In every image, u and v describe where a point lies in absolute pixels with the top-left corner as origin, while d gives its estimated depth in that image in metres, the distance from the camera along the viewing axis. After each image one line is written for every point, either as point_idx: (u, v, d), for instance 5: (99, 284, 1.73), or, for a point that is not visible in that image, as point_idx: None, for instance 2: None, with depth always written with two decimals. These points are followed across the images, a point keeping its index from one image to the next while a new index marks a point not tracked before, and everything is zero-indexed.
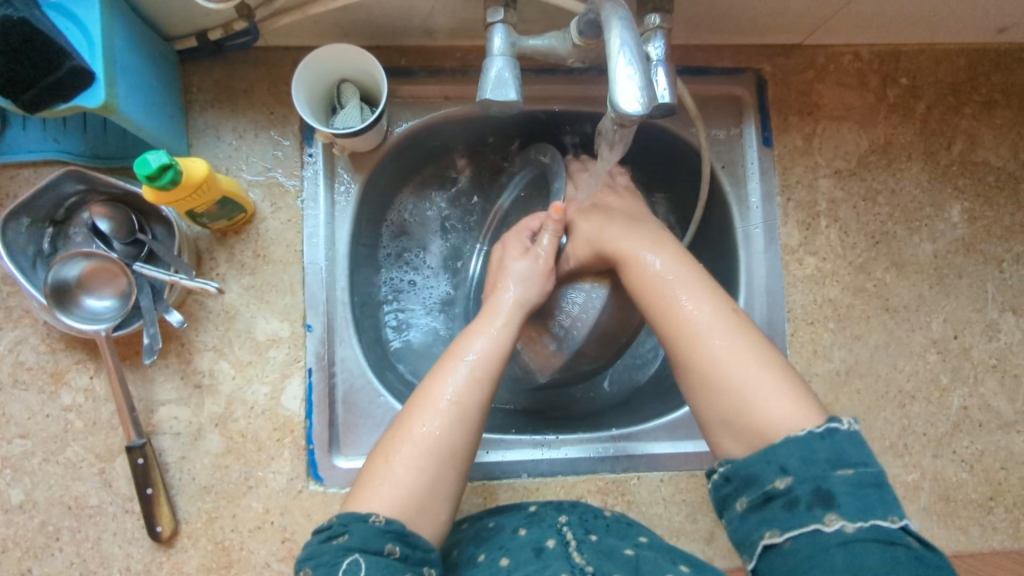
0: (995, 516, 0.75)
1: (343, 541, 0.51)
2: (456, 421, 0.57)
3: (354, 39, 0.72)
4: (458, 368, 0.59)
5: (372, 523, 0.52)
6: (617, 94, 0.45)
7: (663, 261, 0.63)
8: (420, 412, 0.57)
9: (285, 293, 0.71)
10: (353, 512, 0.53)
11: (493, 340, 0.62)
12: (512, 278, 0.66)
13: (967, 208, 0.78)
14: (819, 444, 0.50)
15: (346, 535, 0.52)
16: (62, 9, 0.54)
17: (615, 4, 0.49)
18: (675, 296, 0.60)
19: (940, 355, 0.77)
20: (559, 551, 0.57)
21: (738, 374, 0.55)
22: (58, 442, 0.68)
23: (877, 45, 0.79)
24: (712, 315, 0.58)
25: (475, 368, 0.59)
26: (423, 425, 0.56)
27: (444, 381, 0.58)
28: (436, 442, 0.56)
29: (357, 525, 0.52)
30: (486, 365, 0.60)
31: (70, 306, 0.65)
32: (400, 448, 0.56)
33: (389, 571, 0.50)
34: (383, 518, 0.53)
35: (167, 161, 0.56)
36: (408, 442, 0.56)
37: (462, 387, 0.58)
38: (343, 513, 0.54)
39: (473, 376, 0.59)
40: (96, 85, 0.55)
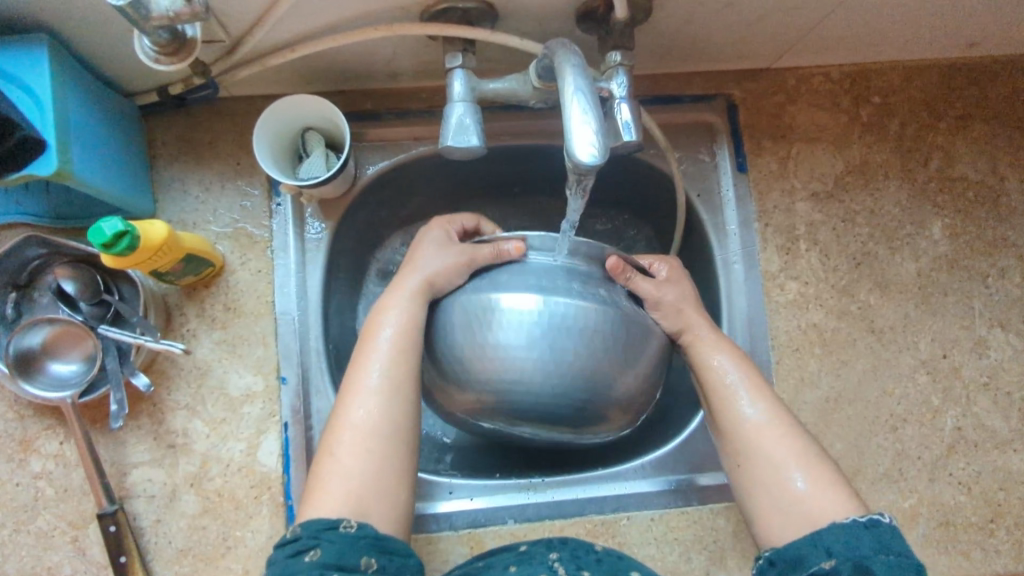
0: (997, 538, 0.73)
1: (315, 556, 0.49)
2: (388, 401, 0.56)
3: (319, 85, 0.72)
4: (379, 345, 0.58)
5: (344, 531, 0.51)
6: (573, 144, 0.44)
7: (729, 359, 0.63)
8: (352, 397, 0.56)
9: (257, 345, 0.70)
10: (322, 520, 0.51)
11: (408, 319, 0.59)
12: (427, 255, 0.62)
13: (949, 224, 0.77)
14: (863, 532, 0.53)
15: (319, 549, 0.49)
16: (13, 78, 0.54)
17: (568, 52, 0.48)
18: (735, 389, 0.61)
19: (929, 376, 0.75)
20: None
21: (794, 484, 0.57)
22: (28, 512, 0.66)
23: (846, 66, 0.79)
24: (766, 408, 0.60)
25: (397, 343, 0.58)
26: (360, 409, 0.56)
27: (367, 362, 0.58)
28: (375, 422, 0.55)
29: (329, 539, 0.50)
30: (403, 340, 0.58)
31: (34, 373, 0.64)
32: (339, 438, 0.55)
33: None
34: (355, 524, 0.51)
35: (122, 228, 0.55)
36: (346, 429, 0.55)
37: (386, 363, 0.57)
38: (310, 523, 0.51)
39: (395, 348, 0.58)
40: (49, 152, 0.54)
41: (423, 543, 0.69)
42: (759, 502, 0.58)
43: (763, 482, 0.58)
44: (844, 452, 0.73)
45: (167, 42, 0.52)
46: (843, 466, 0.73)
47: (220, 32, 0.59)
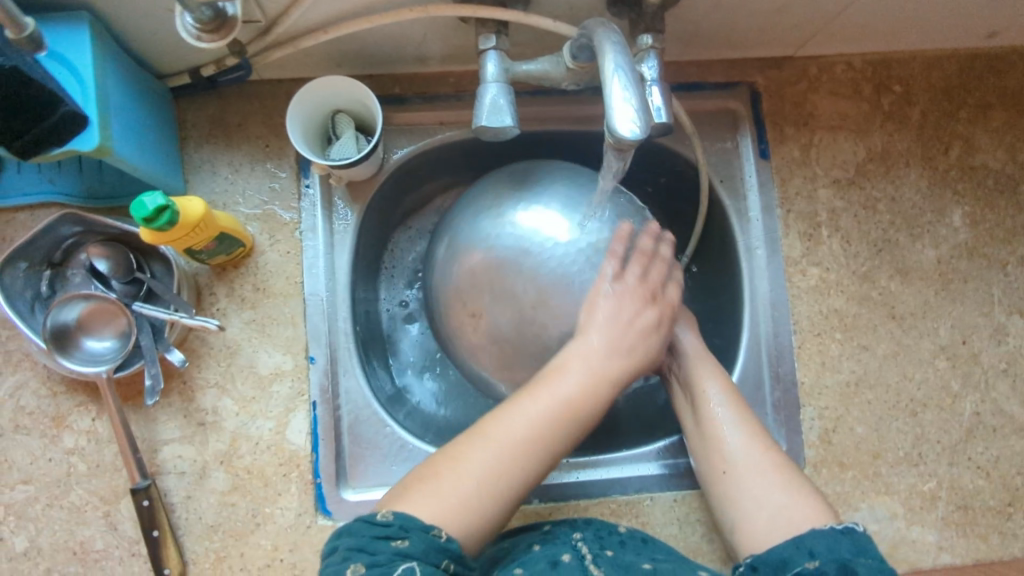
0: (1015, 522, 0.74)
1: (401, 545, 0.50)
2: (536, 452, 0.57)
3: (348, 68, 0.72)
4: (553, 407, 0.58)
5: (434, 537, 0.51)
6: (613, 119, 0.45)
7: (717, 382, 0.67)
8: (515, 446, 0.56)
9: (287, 325, 0.70)
10: (419, 519, 0.52)
11: (587, 388, 0.60)
12: (619, 321, 0.62)
13: (969, 212, 0.78)
14: (841, 537, 0.55)
15: (406, 540, 0.50)
16: (55, 54, 0.55)
17: (608, 30, 0.49)
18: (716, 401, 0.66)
19: (949, 361, 0.76)
20: (576, 566, 0.57)
21: (773, 496, 0.61)
22: (61, 486, 0.67)
23: (868, 54, 0.79)
24: (745, 423, 0.65)
25: (574, 412, 0.59)
26: (511, 447, 0.56)
27: (532, 406, 0.58)
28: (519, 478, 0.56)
29: (419, 533, 0.51)
30: (576, 405, 0.59)
31: (70, 349, 0.65)
32: (479, 460, 0.56)
33: None
34: (444, 535, 0.52)
35: (163, 203, 0.56)
36: (494, 470, 0.55)
37: (550, 420, 0.58)
38: (406, 514, 0.52)
39: (565, 412, 0.59)
40: (90, 128, 0.55)
41: None
42: (743, 510, 0.62)
43: (748, 490, 0.62)
44: (864, 436, 0.74)
45: (208, 20, 0.53)
46: (863, 450, 0.74)
47: (257, 12, 0.60)
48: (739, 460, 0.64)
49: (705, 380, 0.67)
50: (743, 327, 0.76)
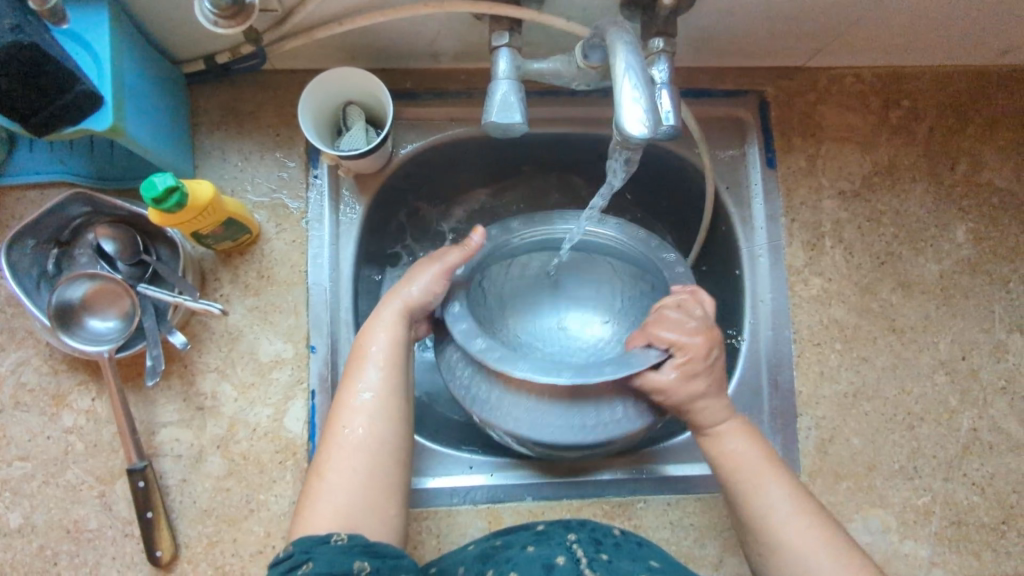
0: (1008, 540, 0.74)
1: (308, 568, 0.50)
2: (375, 419, 0.59)
3: (361, 62, 0.73)
4: (366, 368, 0.61)
5: (335, 543, 0.52)
6: (623, 119, 0.46)
7: (738, 438, 0.61)
8: (341, 414, 0.59)
9: (289, 314, 0.71)
10: (313, 537, 0.53)
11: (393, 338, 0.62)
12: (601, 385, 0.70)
13: (973, 229, 0.78)
14: None
15: (312, 562, 0.50)
16: (74, 35, 0.55)
17: (620, 30, 0.50)
18: (757, 476, 0.60)
19: (948, 376, 0.76)
20: (570, 569, 0.58)
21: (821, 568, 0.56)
22: (58, 464, 0.67)
23: (878, 68, 0.80)
24: (788, 494, 0.59)
25: (382, 364, 0.61)
26: (350, 425, 0.58)
27: (356, 381, 0.60)
28: (361, 441, 0.58)
29: (321, 550, 0.51)
30: (393, 360, 0.61)
31: (73, 327, 0.65)
32: (327, 453, 0.58)
33: None
34: (345, 537, 0.53)
35: (173, 184, 0.56)
36: (334, 446, 0.58)
37: (375, 384, 0.60)
38: (301, 540, 0.53)
39: (382, 369, 0.61)
40: (106, 107, 0.55)
41: (441, 516, 0.70)
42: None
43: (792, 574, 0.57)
44: (861, 448, 0.74)
45: (227, 6, 0.54)
46: (858, 462, 0.74)
47: (274, 1, 0.61)
48: (785, 542, 0.57)
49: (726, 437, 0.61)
50: (744, 335, 0.76)
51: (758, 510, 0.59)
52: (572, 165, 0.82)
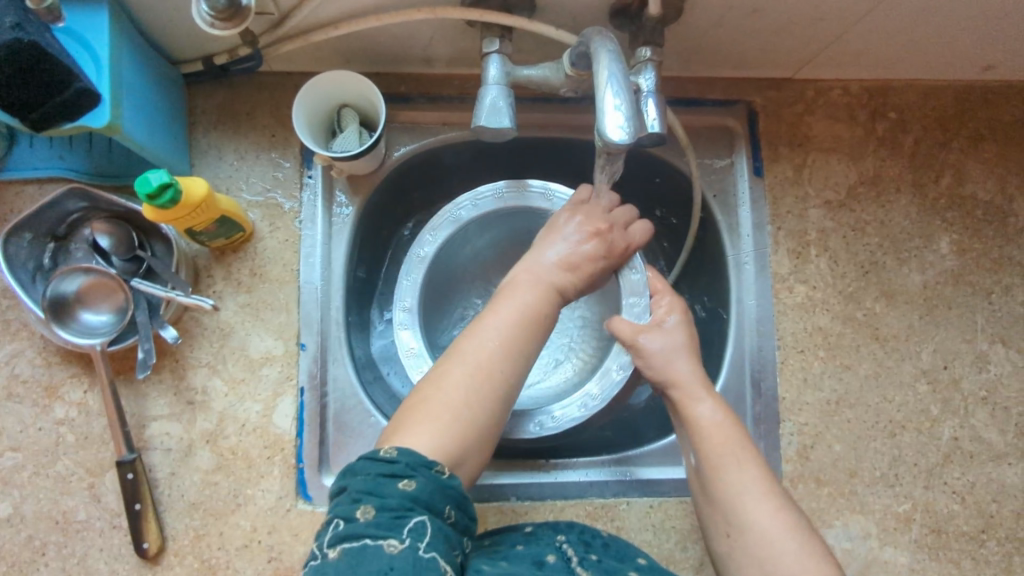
0: (988, 549, 0.74)
1: (408, 486, 0.50)
2: (513, 356, 0.59)
3: (356, 65, 0.74)
4: (512, 314, 0.61)
5: (437, 474, 0.51)
6: (604, 125, 0.47)
7: (713, 407, 0.63)
8: (479, 346, 0.59)
9: (280, 311, 0.72)
10: (419, 454, 0.52)
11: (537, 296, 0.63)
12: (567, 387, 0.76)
13: (956, 240, 0.79)
14: None
15: (412, 481, 0.50)
16: (74, 34, 0.57)
17: (604, 38, 0.51)
18: (732, 456, 0.60)
19: (930, 385, 0.77)
20: (562, 567, 0.59)
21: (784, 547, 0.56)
22: (49, 456, 0.68)
23: (865, 80, 0.81)
24: (759, 475, 0.60)
25: (531, 312, 0.62)
26: (490, 359, 0.58)
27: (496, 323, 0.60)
28: (496, 377, 0.58)
29: (425, 473, 0.51)
30: (536, 312, 0.62)
31: (67, 320, 0.66)
32: (456, 377, 0.57)
33: (445, 541, 0.50)
34: (447, 472, 0.52)
35: (167, 180, 0.58)
36: (466, 374, 0.57)
37: (514, 331, 0.60)
38: (408, 451, 0.52)
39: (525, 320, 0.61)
40: (102, 105, 0.56)
41: None
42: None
43: (754, 556, 0.57)
44: (842, 454, 0.75)
45: (223, 8, 0.55)
46: (840, 468, 0.75)
47: (271, 5, 0.62)
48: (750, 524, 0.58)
49: (695, 403, 0.63)
50: (729, 340, 0.77)
51: (732, 486, 0.59)
52: (563, 170, 0.83)
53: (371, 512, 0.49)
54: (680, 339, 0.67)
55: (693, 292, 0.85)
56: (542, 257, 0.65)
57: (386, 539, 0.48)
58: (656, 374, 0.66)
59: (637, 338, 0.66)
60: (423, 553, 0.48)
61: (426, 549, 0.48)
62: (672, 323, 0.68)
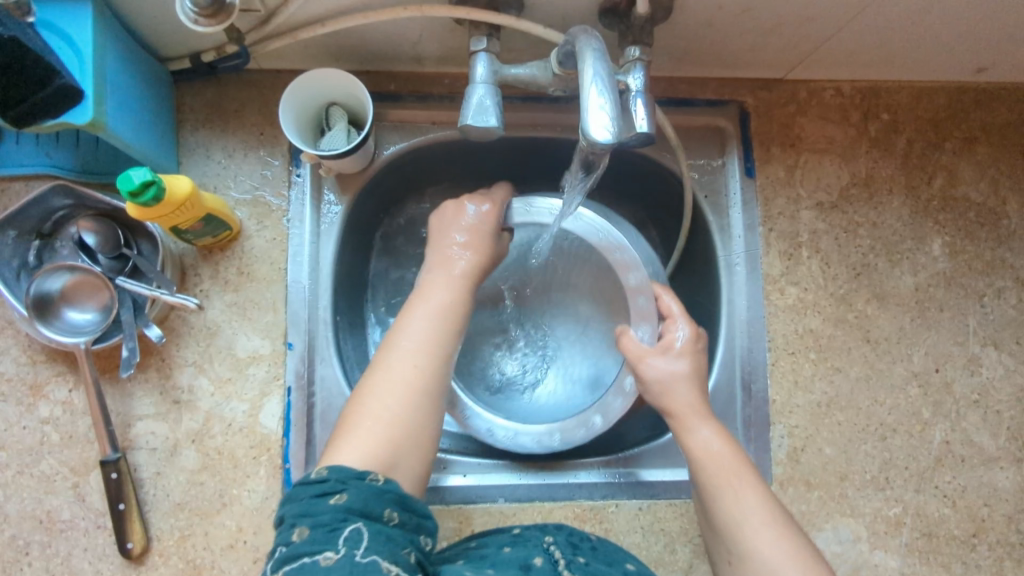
0: (979, 553, 0.74)
1: (340, 499, 0.50)
2: (425, 355, 0.61)
3: (345, 63, 0.74)
4: (419, 313, 0.63)
5: (371, 482, 0.52)
6: (588, 124, 0.46)
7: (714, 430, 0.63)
8: (388, 347, 0.61)
9: (267, 311, 0.71)
10: (348, 468, 0.53)
11: (450, 292, 0.65)
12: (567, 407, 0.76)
13: (949, 242, 0.79)
14: None
15: (344, 493, 0.51)
16: (56, 28, 0.56)
17: (590, 37, 0.51)
18: (732, 477, 0.60)
19: (921, 388, 0.77)
20: (548, 569, 0.58)
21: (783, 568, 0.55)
22: (33, 455, 0.68)
23: (858, 81, 0.80)
24: (759, 500, 0.59)
25: (443, 305, 0.64)
26: (404, 357, 0.60)
27: (406, 324, 0.62)
28: (408, 373, 0.59)
29: (355, 483, 0.51)
30: (449, 308, 0.64)
31: (51, 318, 0.66)
32: (378, 385, 0.58)
33: (389, 542, 0.49)
34: (382, 479, 0.53)
35: (150, 177, 0.57)
36: (381, 378, 0.59)
37: (425, 330, 0.62)
38: (338, 468, 0.52)
39: (434, 316, 0.63)
40: (84, 101, 0.56)
41: None
42: None
43: None
44: (832, 457, 0.75)
45: (207, 4, 0.55)
46: (830, 471, 0.74)
47: (257, 2, 0.62)
48: (755, 556, 0.56)
49: (696, 425, 0.63)
50: (719, 342, 0.77)
51: (735, 517, 0.58)
52: (553, 170, 0.83)
53: (304, 532, 0.49)
54: (683, 366, 0.66)
55: (684, 293, 0.85)
56: (453, 254, 0.68)
57: (321, 551, 0.47)
58: (659, 401, 0.66)
59: (644, 359, 0.67)
60: (361, 557, 0.47)
61: (364, 552, 0.47)
62: (680, 344, 0.67)
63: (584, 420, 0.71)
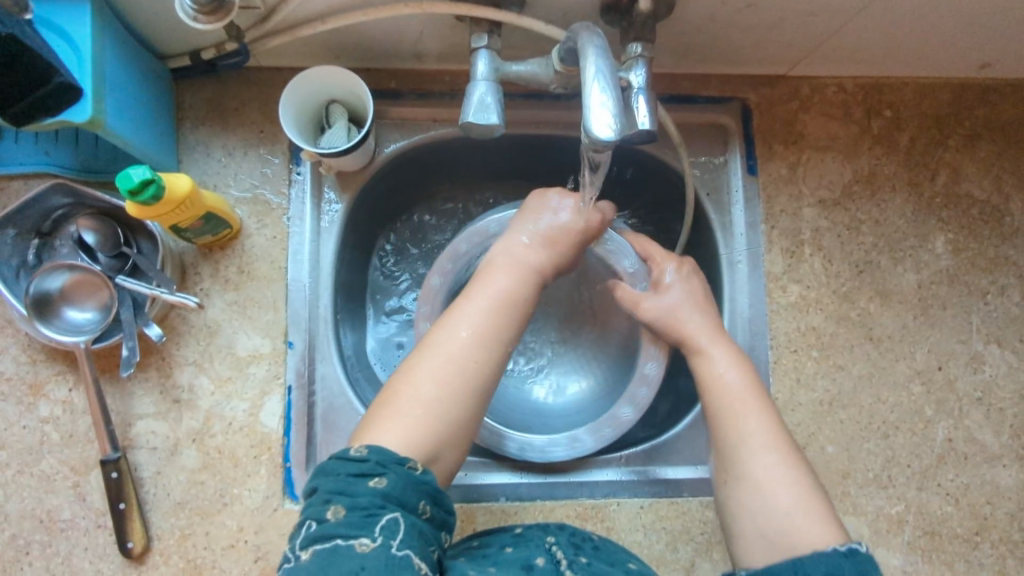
0: (981, 551, 0.74)
1: (380, 484, 0.50)
2: (483, 341, 0.60)
3: (345, 60, 0.73)
4: (480, 297, 0.62)
5: (410, 470, 0.52)
6: (590, 122, 0.46)
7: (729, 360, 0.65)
8: (442, 329, 0.60)
9: (268, 309, 0.71)
10: (392, 453, 0.52)
11: (518, 280, 0.64)
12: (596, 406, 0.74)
13: (952, 240, 0.79)
14: (843, 561, 0.53)
15: (384, 478, 0.50)
16: (53, 26, 0.56)
17: (591, 34, 0.50)
18: (743, 407, 0.62)
19: (924, 386, 0.76)
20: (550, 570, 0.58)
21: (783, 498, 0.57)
22: (33, 454, 0.68)
23: (861, 78, 0.80)
24: (766, 428, 0.61)
25: (505, 291, 0.63)
26: (459, 342, 0.59)
27: (462, 309, 0.61)
28: (460, 360, 0.58)
29: (397, 470, 0.51)
30: (512, 295, 0.63)
31: (51, 317, 0.66)
32: (427, 365, 0.58)
33: (423, 538, 0.49)
34: (420, 467, 0.52)
35: (149, 176, 0.57)
36: (429, 360, 0.58)
37: (479, 316, 0.61)
38: (379, 449, 0.52)
39: (495, 303, 0.62)
40: (83, 99, 0.56)
41: None
42: (744, 525, 0.59)
43: (749, 505, 0.59)
44: (835, 455, 0.75)
45: (205, 2, 0.55)
46: (832, 469, 0.74)
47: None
48: (750, 478, 0.59)
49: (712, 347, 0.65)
50: None
51: (734, 437, 0.61)
52: (554, 167, 0.82)
53: (341, 511, 0.49)
54: (679, 296, 0.68)
55: None
56: (522, 237, 0.66)
57: (358, 537, 0.47)
58: (666, 332, 0.68)
59: (640, 303, 0.69)
60: (396, 550, 0.47)
61: (400, 546, 0.48)
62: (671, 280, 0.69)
63: (611, 417, 0.69)
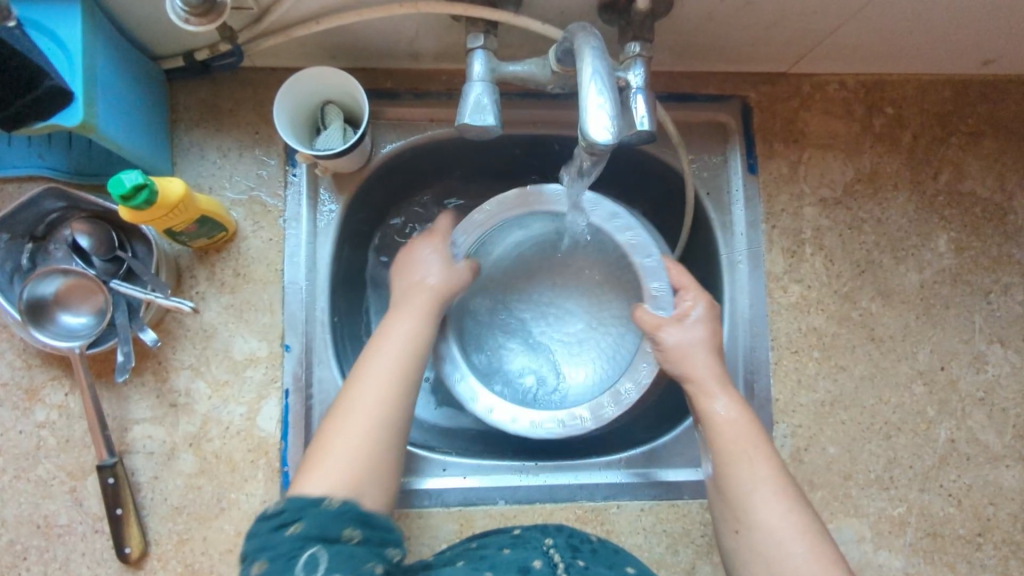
0: (984, 553, 0.73)
1: (297, 529, 0.50)
2: (394, 384, 0.59)
3: (341, 60, 0.73)
4: (387, 343, 0.62)
5: (326, 508, 0.52)
6: (587, 125, 0.46)
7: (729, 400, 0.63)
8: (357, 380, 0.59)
9: (264, 312, 0.70)
10: (305, 498, 0.52)
11: (419, 321, 0.64)
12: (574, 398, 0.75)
13: (955, 239, 0.78)
14: None
15: (301, 522, 0.50)
16: (42, 27, 0.55)
17: (588, 35, 0.50)
18: (748, 452, 0.60)
19: (927, 386, 0.76)
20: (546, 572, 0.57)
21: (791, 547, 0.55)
22: (29, 460, 0.67)
23: (863, 75, 0.79)
24: (770, 476, 0.59)
25: (411, 333, 0.63)
26: (370, 388, 0.59)
27: (373, 355, 0.61)
28: (376, 406, 0.58)
29: (312, 511, 0.51)
30: (419, 338, 0.63)
31: (45, 322, 0.65)
32: (343, 417, 0.57)
33: (354, 561, 0.49)
34: (339, 501, 0.53)
35: (141, 181, 0.56)
36: (344, 411, 0.58)
37: (393, 360, 0.61)
38: (296, 499, 0.52)
39: (403, 347, 0.62)
40: (74, 103, 0.55)
41: (411, 518, 0.70)
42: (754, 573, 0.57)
43: (758, 553, 0.57)
44: (836, 456, 0.74)
45: (197, 4, 0.54)
46: (834, 471, 0.74)
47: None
48: (759, 526, 0.57)
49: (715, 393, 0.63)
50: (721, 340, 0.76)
51: (744, 483, 0.59)
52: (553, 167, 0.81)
53: (263, 565, 0.48)
54: (702, 333, 0.66)
55: None
56: (421, 283, 0.67)
57: None
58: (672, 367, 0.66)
59: (660, 330, 0.67)
60: None
61: None
62: (696, 316, 0.67)
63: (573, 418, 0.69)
